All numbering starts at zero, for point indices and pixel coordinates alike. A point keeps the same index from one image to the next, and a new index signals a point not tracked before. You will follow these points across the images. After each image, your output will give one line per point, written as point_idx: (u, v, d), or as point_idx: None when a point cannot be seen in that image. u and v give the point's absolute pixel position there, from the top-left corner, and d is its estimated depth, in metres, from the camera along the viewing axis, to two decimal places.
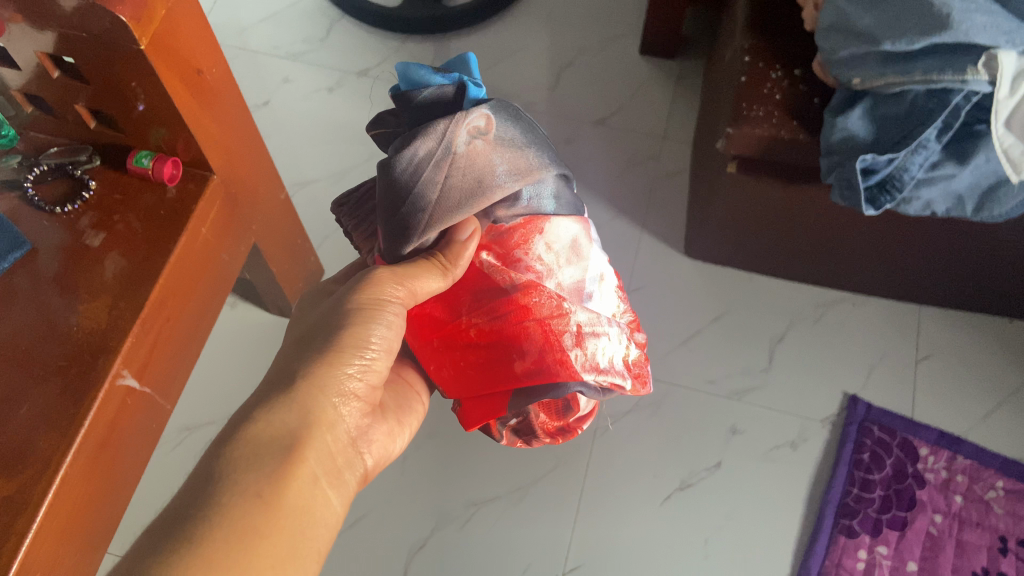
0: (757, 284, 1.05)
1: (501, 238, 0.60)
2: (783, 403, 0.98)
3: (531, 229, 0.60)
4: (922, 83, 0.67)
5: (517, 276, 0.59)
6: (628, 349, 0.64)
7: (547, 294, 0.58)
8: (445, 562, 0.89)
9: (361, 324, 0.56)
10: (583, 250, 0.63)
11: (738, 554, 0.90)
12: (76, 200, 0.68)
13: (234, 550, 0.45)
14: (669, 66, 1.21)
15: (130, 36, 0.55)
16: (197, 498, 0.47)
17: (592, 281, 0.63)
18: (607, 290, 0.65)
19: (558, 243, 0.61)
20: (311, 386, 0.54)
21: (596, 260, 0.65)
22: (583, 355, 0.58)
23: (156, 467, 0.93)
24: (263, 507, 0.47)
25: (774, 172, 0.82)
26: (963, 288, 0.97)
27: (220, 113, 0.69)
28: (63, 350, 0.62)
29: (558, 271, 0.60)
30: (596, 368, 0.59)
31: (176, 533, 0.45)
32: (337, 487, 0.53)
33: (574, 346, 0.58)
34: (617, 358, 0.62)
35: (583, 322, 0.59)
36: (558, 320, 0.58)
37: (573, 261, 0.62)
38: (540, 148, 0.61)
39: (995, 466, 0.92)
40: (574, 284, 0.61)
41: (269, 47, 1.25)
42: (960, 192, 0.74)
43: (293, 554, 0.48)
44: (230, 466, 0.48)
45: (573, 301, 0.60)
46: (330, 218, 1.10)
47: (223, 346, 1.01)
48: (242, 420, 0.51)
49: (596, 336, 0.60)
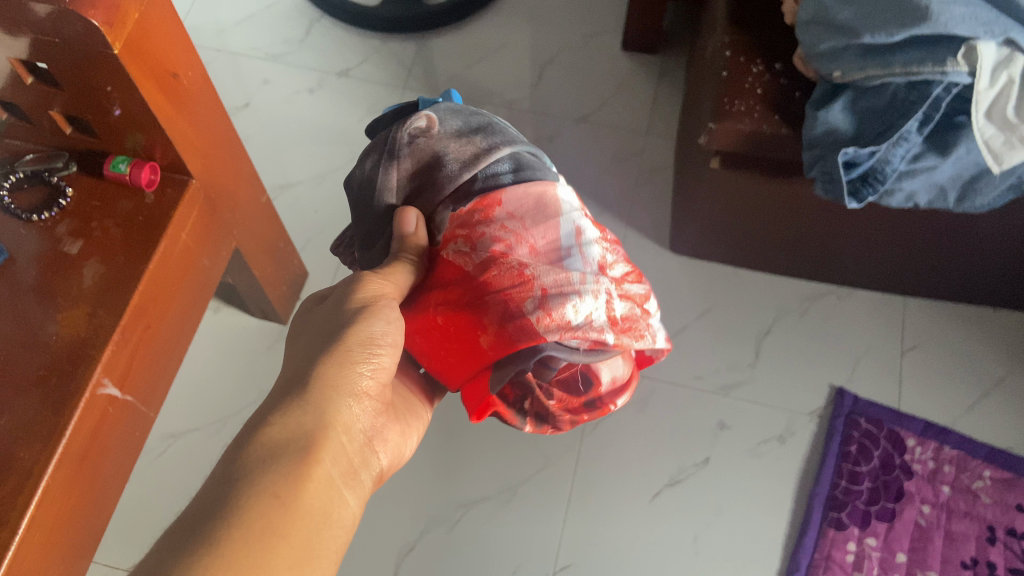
0: (742, 279, 1.05)
1: (461, 222, 0.59)
2: (770, 397, 0.98)
3: (487, 202, 0.58)
4: (902, 75, 0.67)
5: (478, 253, 0.58)
6: (614, 301, 0.59)
7: (507, 263, 0.56)
8: (434, 564, 0.89)
9: (365, 322, 0.55)
10: (553, 205, 0.60)
11: (728, 549, 0.90)
12: (53, 208, 0.67)
13: (252, 552, 0.44)
14: (651, 61, 1.21)
15: (102, 40, 0.54)
16: (214, 499, 0.46)
17: (570, 237, 0.59)
18: (593, 244, 0.61)
19: (522, 207, 0.58)
20: (323, 388, 0.53)
21: (575, 216, 0.61)
22: (550, 318, 0.55)
23: (142, 475, 0.93)
24: (282, 508, 0.46)
25: (757, 166, 0.82)
26: (947, 279, 0.97)
27: (197, 116, 0.68)
28: (43, 360, 0.61)
29: (527, 235, 0.58)
30: (567, 328, 0.55)
31: (196, 535, 0.44)
32: (354, 488, 0.53)
33: (539, 310, 0.55)
34: (601, 316, 0.57)
35: (548, 284, 0.56)
36: (523, 286, 0.56)
37: (544, 221, 0.59)
38: (499, 137, 0.62)
39: (982, 456, 0.93)
40: (546, 244, 0.58)
41: (247, 48, 1.24)
42: (942, 183, 0.74)
43: (310, 556, 0.47)
44: (248, 466, 0.47)
45: (540, 264, 0.57)
46: (313, 220, 1.09)
47: (207, 351, 1.01)
48: (256, 423, 0.51)
49: (566, 297, 0.56)
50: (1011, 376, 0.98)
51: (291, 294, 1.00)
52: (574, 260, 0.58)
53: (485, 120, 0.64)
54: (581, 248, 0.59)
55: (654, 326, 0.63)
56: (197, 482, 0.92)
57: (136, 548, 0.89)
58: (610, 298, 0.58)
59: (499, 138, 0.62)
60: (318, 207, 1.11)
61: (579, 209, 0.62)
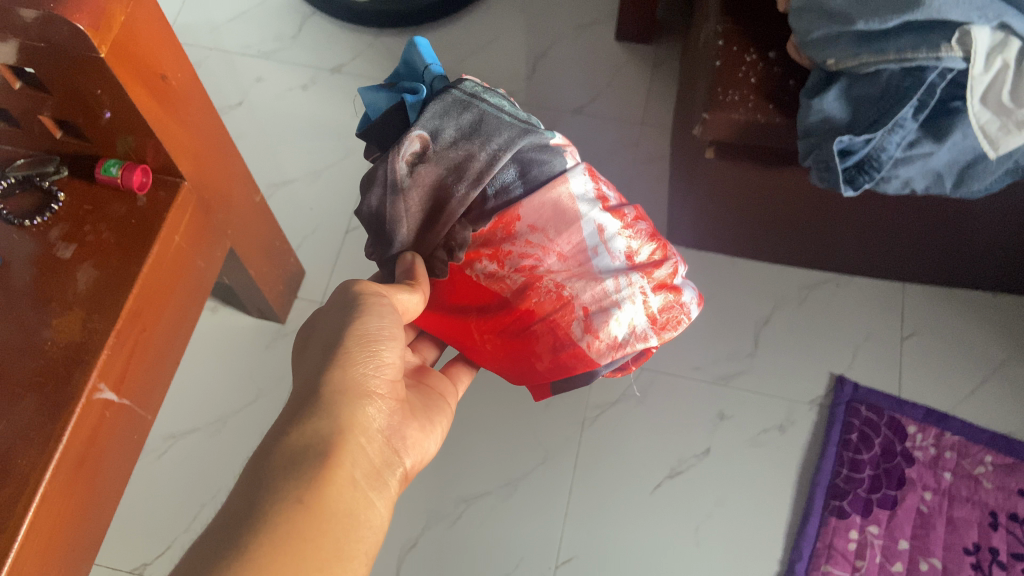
0: (740, 268, 1.05)
1: (485, 241, 0.63)
2: (770, 386, 0.98)
3: (507, 220, 0.62)
4: (896, 61, 0.67)
5: (512, 277, 0.62)
6: (653, 299, 0.62)
7: (544, 288, 0.61)
8: (435, 560, 0.89)
9: (358, 320, 0.55)
10: (570, 208, 0.63)
11: (729, 539, 0.90)
12: (45, 213, 0.67)
13: (280, 560, 0.45)
14: (645, 50, 1.20)
15: (88, 44, 0.54)
16: (238, 513, 0.46)
17: (596, 240, 0.62)
18: (617, 236, 0.64)
19: (542, 217, 0.62)
20: (333, 393, 0.53)
21: (595, 211, 0.63)
22: (596, 339, 0.60)
23: (143, 477, 0.93)
24: (305, 513, 0.47)
25: (753, 155, 0.82)
26: (945, 264, 0.97)
27: (187, 117, 0.68)
28: (39, 366, 0.61)
29: (552, 245, 0.62)
30: (616, 346, 0.61)
31: (224, 545, 0.45)
32: (378, 488, 0.53)
33: (585, 333, 0.61)
34: (642, 318, 0.61)
35: (589, 302, 0.61)
36: (565, 309, 0.61)
37: (567, 229, 0.62)
38: (497, 134, 0.62)
39: (983, 441, 0.93)
40: (573, 249, 0.62)
41: (240, 46, 1.23)
42: (939, 170, 0.73)
43: (339, 557, 0.48)
44: (268, 477, 0.48)
45: (577, 280, 0.61)
46: (308, 218, 1.09)
47: (205, 351, 1.00)
48: (275, 435, 0.51)
49: (607, 313, 0.61)
50: (1011, 360, 0.98)
51: (287, 293, 1.00)
52: (602, 259, 0.62)
53: (477, 109, 0.63)
54: (608, 244, 0.63)
55: (691, 293, 0.66)
56: (198, 482, 0.92)
57: (138, 549, 0.89)
58: (647, 295, 0.62)
59: (499, 138, 0.62)
60: (314, 205, 1.10)
61: (596, 200, 0.64)
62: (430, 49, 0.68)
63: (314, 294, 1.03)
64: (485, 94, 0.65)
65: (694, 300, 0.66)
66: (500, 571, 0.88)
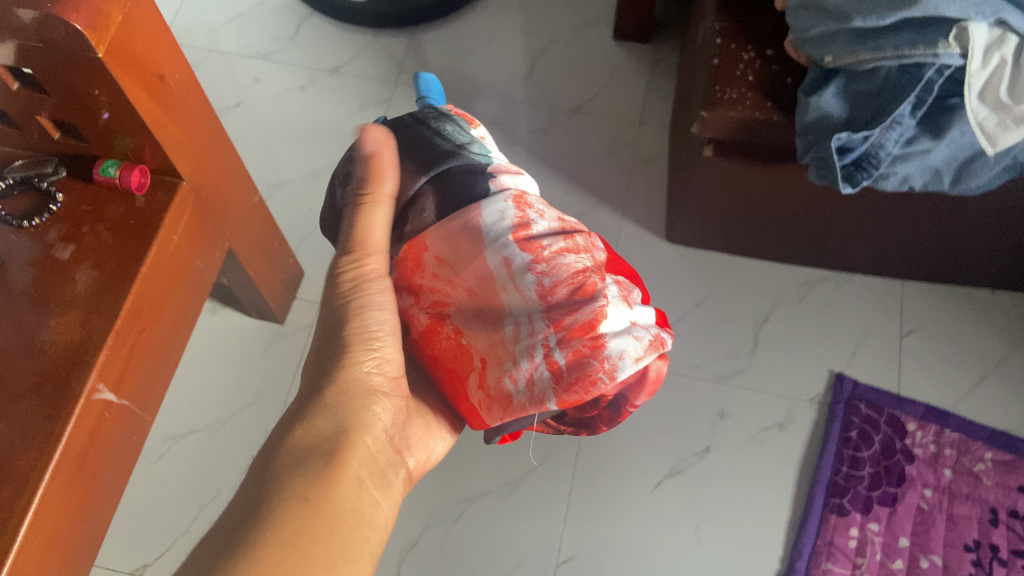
0: (739, 267, 1.05)
1: (401, 272, 0.59)
2: (770, 384, 0.98)
3: (418, 254, 0.57)
4: (894, 58, 0.67)
5: (421, 315, 0.58)
6: (557, 352, 0.54)
7: (444, 332, 0.57)
8: (436, 560, 0.89)
9: (358, 314, 0.54)
10: (479, 235, 0.57)
11: (729, 538, 0.90)
12: (44, 214, 0.67)
13: (285, 562, 0.45)
14: (642, 49, 1.20)
15: (86, 44, 0.53)
16: (246, 511, 0.46)
17: (502, 275, 0.56)
18: (527, 271, 0.56)
19: (450, 248, 0.57)
20: (334, 392, 0.53)
21: (505, 244, 0.56)
22: (488, 393, 0.55)
23: (142, 478, 0.93)
24: (312, 512, 0.47)
25: (751, 153, 0.82)
26: (943, 261, 0.97)
27: (185, 118, 0.68)
28: (38, 367, 0.61)
29: (456, 279, 0.56)
30: (512, 407, 0.55)
31: (231, 545, 0.45)
32: (382, 487, 0.53)
33: (479, 386, 0.56)
34: (543, 376, 0.54)
35: (486, 352, 0.55)
36: (464, 358, 0.56)
37: (473, 263, 0.56)
38: (417, 158, 0.59)
39: (983, 438, 0.93)
40: (479, 286, 0.56)
41: (238, 47, 1.23)
42: (937, 166, 0.73)
43: (345, 558, 0.48)
44: (273, 475, 0.48)
45: (478, 324, 0.56)
46: (307, 219, 1.09)
47: (204, 353, 1.00)
48: (282, 431, 0.51)
49: (500, 364, 0.55)
50: (1011, 357, 0.98)
51: (286, 294, 1.00)
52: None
53: (413, 130, 0.61)
54: (515, 280, 0.56)
55: (622, 345, 0.55)
56: (198, 483, 0.92)
57: (138, 551, 0.89)
58: (550, 350, 0.54)
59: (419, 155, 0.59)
60: (313, 205, 1.10)
61: (511, 229, 0.57)
62: (432, 84, 0.68)
63: (314, 295, 1.03)
64: (440, 116, 0.62)
65: (627, 354, 0.54)
66: (501, 570, 0.88)
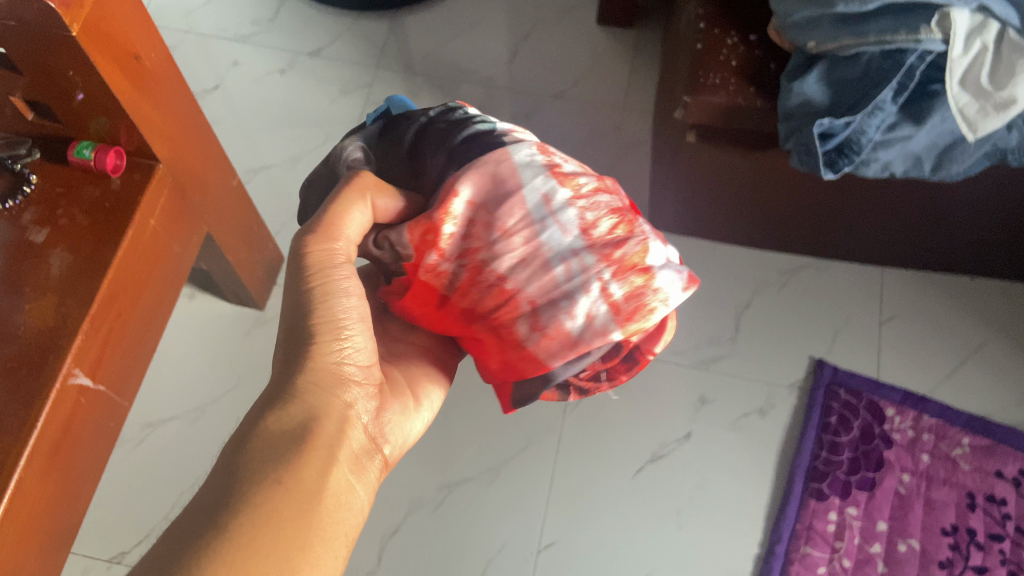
0: (720, 253, 1.05)
1: (426, 226, 0.53)
2: (751, 370, 0.98)
3: (446, 209, 0.53)
4: (876, 44, 0.67)
5: (453, 272, 0.54)
6: (620, 288, 0.52)
7: (485, 282, 0.53)
8: (418, 546, 0.89)
9: (329, 303, 0.53)
10: (511, 179, 0.54)
11: (711, 522, 0.90)
12: (17, 195, 0.65)
13: (259, 539, 0.44)
14: (626, 35, 1.20)
15: (59, 21, 0.52)
16: (217, 496, 0.45)
17: (539, 211, 0.54)
18: (567, 207, 0.55)
19: (477, 192, 0.54)
20: (301, 378, 0.52)
21: (539, 180, 0.55)
22: (540, 334, 0.52)
23: (120, 465, 0.92)
24: (285, 493, 0.46)
25: (734, 138, 0.82)
26: (922, 248, 0.97)
27: (162, 99, 0.67)
28: (11, 351, 0.60)
29: (493, 220, 0.53)
30: (577, 342, 0.52)
31: (202, 531, 0.43)
32: (358, 473, 0.52)
33: (532, 329, 0.52)
34: (601, 309, 0.52)
35: (535, 295, 0.52)
36: (511, 302, 0.53)
37: (506, 199, 0.54)
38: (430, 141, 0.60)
39: (961, 423, 0.94)
40: (520, 223, 0.53)
41: (217, 30, 1.21)
42: (918, 153, 0.74)
43: (320, 537, 0.47)
44: (243, 461, 0.47)
45: (522, 267, 0.53)
46: (287, 204, 1.08)
47: (183, 338, 0.99)
48: (253, 418, 0.50)
49: (557, 304, 0.52)
50: (990, 343, 0.99)
51: (265, 279, 0.99)
52: (551, 236, 0.53)
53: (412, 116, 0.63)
54: (556, 217, 0.54)
55: (662, 280, 0.54)
56: (178, 471, 0.92)
57: (115, 538, 0.88)
58: (604, 286, 0.52)
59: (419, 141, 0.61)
60: (293, 190, 1.09)
61: (545, 167, 0.56)
62: None
63: None
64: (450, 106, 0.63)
65: (669, 283, 0.54)
66: (482, 556, 0.88)
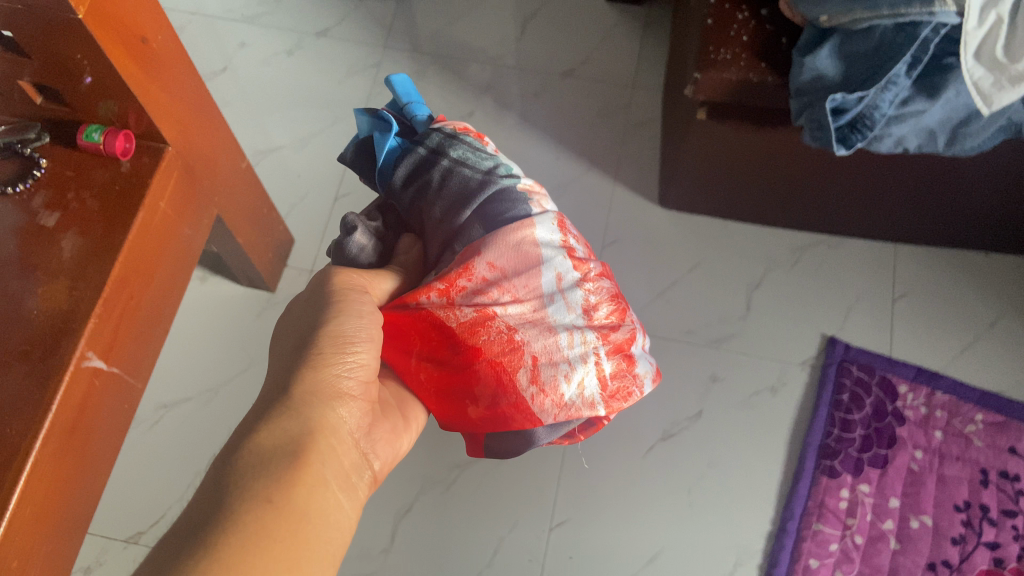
0: (731, 231, 1.05)
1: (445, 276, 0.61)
2: (762, 348, 0.98)
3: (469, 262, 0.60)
4: (889, 17, 0.66)
5: (463, 311, 0.59)
6: (607, 366, 0.61)
7: (496, 331, 0.59)
8: (431, 524, 0.89)
9: (335, 320, 0.57)
10: (534, 250, 0.62)
11: (722, 499, 0.91)
12: (27, 179, 0.66)
13: (247, 557, 0.44)
14: (635, 12, 1.19)
15: (65, 4, 0.52)
16: (206, 509, 0.46)
17: (553, 287, 0.62)
18: (574, 287, 0.63)
19: (502, 256, 0.61)
20: (301, 394, 0.54)
21: (557, 259, 0.63)
22: (540, 390, 0.58)
23: (135, 447, 0.93)
24: (274, 512, 0.46)
25: (744, 115, 0.81)
26: (934, 224, 0.97)
27: (168, 81, 0.66)
28: (25, 335, 0.60)
29: (509, 287, 0.60)
30: (561, 403, 0.58)
31: (192, 546, 0.43)
32: (347, 490, 0.53)
33: (529, 385, 0.58)
34: (592, 382, 0.60)
35: (538, 352, 0.59)
36: (514, 353, 0.58)
37: (525, 280, 0.61)
38: (460, 193, 0.64)
39: (974, 400, 0.93)
40: (528, 292, 0.61)
41: (223, 10, 1.21)
42: (932, 127, 0.73)
43: (307, 554, 0.47)
44: (235, 473, 0.48)
45: (528, 328, 0.59)
46: (296, 186, 1.08)
47: (194, 320, 1.00)
48: (242, 434, 0.51)
49: (556, 365, 0.59)
50: (1002, 320, 0.98)
51: (276, 261, 0.99)
52: (558, 308, 0.61)
53: (439, 164, 0.65)
54: (564, 293, 0.62)
55: (643, 367, 0.64)
56: (192, 452, 0.92)
57: (132, 518, 0.89)
58: (598, 359, 0.60)
59: (459, 203, 0.64)
60: (303, 171, 1.09)
61: (563, 247, 0.64)
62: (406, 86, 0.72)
63: (304, 262, 1.03)
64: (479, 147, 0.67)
65: (648, 373, 0.64)
66: (494, 533, 0.89)
